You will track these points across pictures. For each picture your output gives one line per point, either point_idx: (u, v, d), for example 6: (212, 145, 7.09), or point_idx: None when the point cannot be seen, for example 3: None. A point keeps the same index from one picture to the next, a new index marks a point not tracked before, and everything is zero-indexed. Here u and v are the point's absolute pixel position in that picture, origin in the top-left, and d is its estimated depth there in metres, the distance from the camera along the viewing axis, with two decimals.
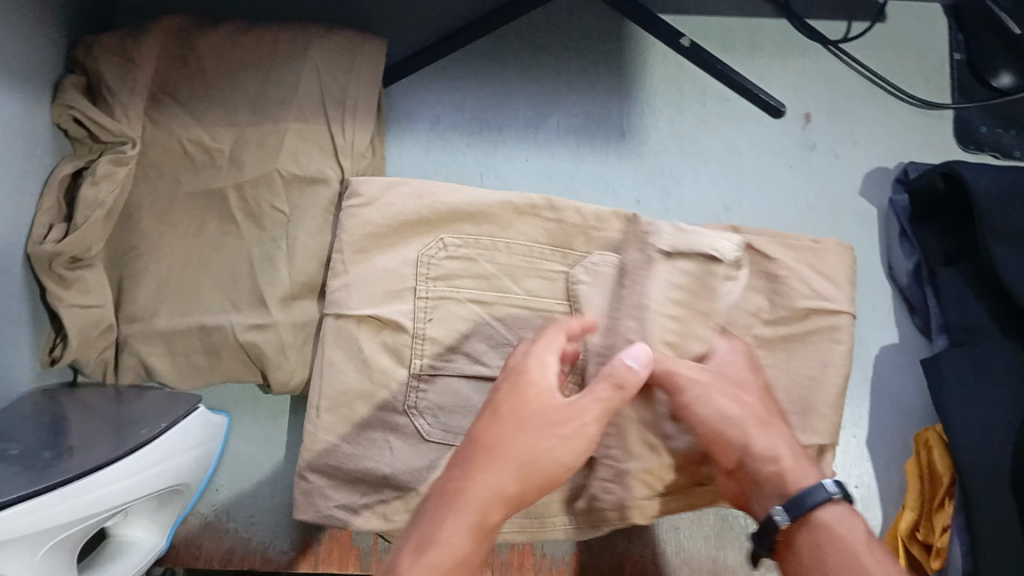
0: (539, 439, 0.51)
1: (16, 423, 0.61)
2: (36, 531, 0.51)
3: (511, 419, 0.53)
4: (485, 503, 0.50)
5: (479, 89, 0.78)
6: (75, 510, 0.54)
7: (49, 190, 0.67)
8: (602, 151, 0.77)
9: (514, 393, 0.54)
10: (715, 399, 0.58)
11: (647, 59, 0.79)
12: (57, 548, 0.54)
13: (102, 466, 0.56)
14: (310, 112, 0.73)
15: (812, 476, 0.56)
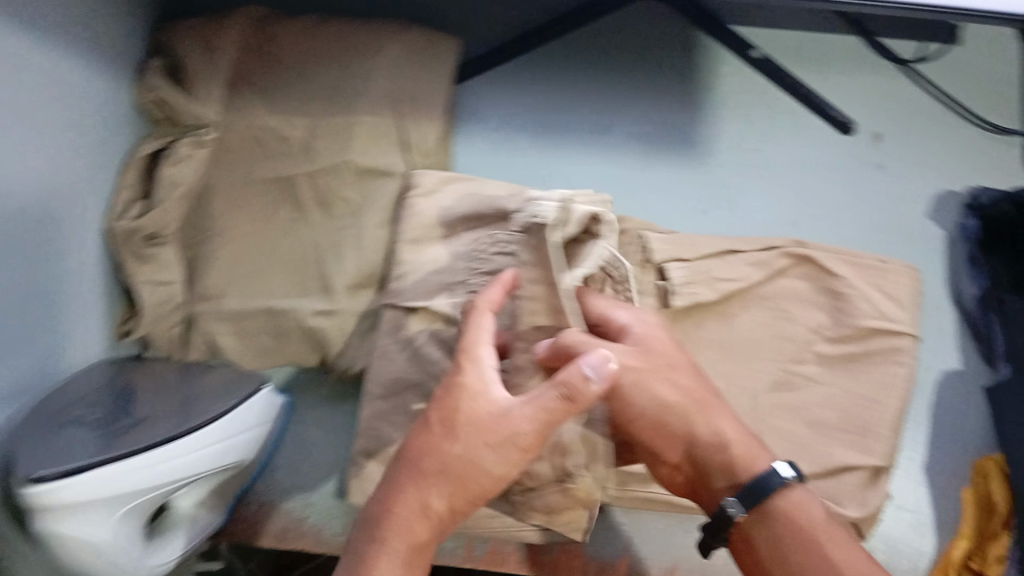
0: (459, 458, 0.51)
1: (90, 387, 0.63)
2: (103, 499, 0.54)
3: (436, 436, 0.52)
4: (410, 521, 0.51)
5: (551, 92, 0.79)
6: (142, 481, 0.56)
7: (131, 168, 0.69)
8: (668, 159, 0.77)
9: (443, 406, 0.52)
10: (652, 386, 0.57)
11: (719, 72, 0.80)
12: (128, 516, 0.56)
13: (171, 439, 0.58)
14: (378, 104, 0.72)
15: (763, 460, 0.56)
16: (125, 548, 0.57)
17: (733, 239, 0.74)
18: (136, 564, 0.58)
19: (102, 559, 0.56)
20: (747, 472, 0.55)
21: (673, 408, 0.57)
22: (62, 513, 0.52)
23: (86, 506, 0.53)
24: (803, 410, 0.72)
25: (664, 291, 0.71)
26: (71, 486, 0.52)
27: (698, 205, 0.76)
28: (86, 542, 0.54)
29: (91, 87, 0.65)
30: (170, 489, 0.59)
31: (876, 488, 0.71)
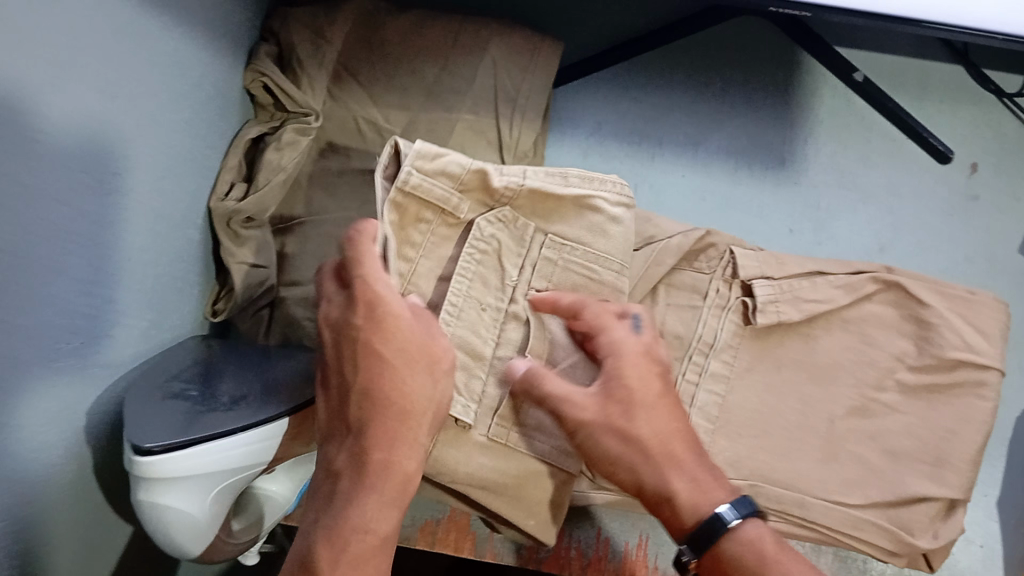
0: (433, 391, 0.53)
1: (176, 362, 0.61)
2: (197, 474, 0.51)
3: (401, 371, 0.52)
4: (411, 468, 0.52)
5: (649, 100, 0.80)
6: (239, 459, 0.54)
7: (234, 150, 0.69)
8: (762, 176, 0.79)
9: (385, 336, 0.52)
10: (603, 440, 0.56)
11: (818, 93, 0.80)
12: (220, 493, 0.54)
13: (256, 422, 0.54)
14: (482, 106, 0.75)
15: (712, 501, 0.55)
16: (212, 524, 0.55)
17: (821, 261, 0.75)
18: (216, 539, 0.57)
19: (189, 533, 0.54)
20: (696, 515, 0.55)
21: (634, 459, 0.56)
22: (165, 484, 0.50)
23: (188, 477, 0.51)
24: (881, 437, 0.72)
25: (748, 307, 0.72)
26: (178, 458, 0.50)
27: (785, 222, 0.78)
28: (179, 513, 0.52)
29: (209, 65, 0.66)
30: (260, 468, 0.57)
31: (950, 520, 0.70)
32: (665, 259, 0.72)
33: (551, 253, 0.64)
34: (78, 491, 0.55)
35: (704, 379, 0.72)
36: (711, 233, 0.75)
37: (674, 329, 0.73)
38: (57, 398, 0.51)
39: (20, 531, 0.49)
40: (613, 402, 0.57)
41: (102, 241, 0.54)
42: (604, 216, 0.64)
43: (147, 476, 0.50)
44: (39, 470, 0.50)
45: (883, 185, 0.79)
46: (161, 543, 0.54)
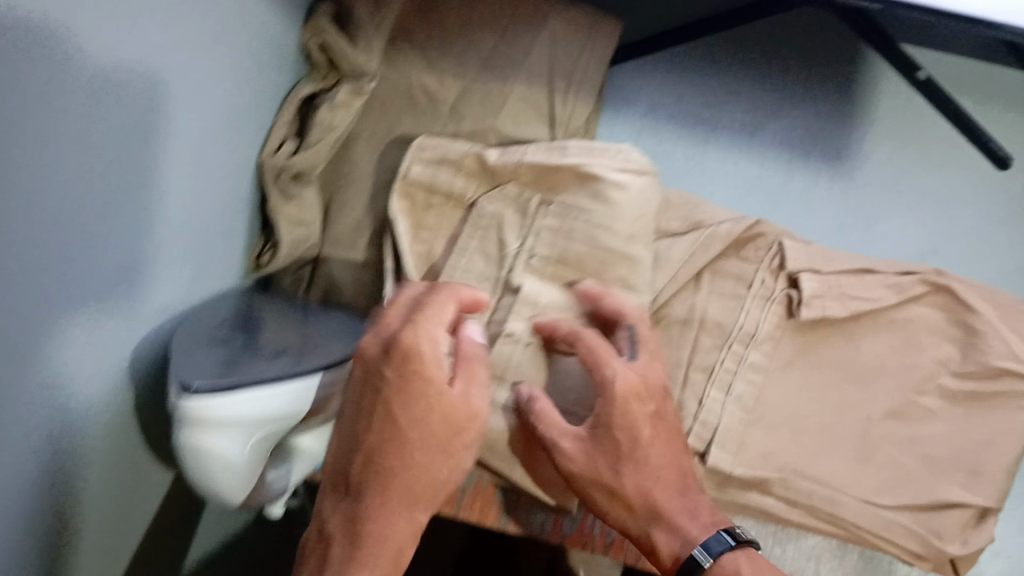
0: (442, 471, 0.54)
1: (217, 308, 0.61)
2: (235, 422, 0.51)
3: (416, 445, 0.53)
4: (404, 544, 0.54)
5: (707, 85, 0.80)
6: (283, 410, 0.54)
7: (288, 106, 0.69)
8: (816, 171, 0.79)
9: (415, 407, 0.53)
10: (594, 490, 0.59)
11: (878, 89, 0.79)
12: (257, 443, 0.54)
13: (295, 376, 0.54)
14: (537, 79, 0.74)
15: (699, 539, 0.57)
16: (250, 474, 0.55)
17: (871, 259, 0.75)
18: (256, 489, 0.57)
19: (229, 482, 0.54)
20: (672, 557, 0.58)
21: (621, 515, 0.59)
22: (209, 430, 0.51)
23: (232, 424, 0.51)
24: (917, 441, 0.71)
25: (793, 300, 0.72)
26: (223, 403, 0.50)
27: (834, 218, 0.79)
28: (221, 461, 0.52)
29: (272, 20, 0.66)
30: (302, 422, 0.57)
31: (980, 529, 0.70)
32: (712, 246, 0.72)
33: (554, 223, 0.68)
34: (119, 430, 0.55)
35: (742, 368, 0.71)
36: (761, 223, 0.75)
37: (716, 317, 0.73)
38: (108, 335, 0.51)
39: (63, 462, 0.49)
40: (599, 454, 0.59)
41: (162, 186, 0.54)
42: (606, 182, 0.67)
43: (192, 419, 0.50)
44: (87, 404, 0.50)
45: (937, 187, 0.78)
46: (200, 488, 0.55)
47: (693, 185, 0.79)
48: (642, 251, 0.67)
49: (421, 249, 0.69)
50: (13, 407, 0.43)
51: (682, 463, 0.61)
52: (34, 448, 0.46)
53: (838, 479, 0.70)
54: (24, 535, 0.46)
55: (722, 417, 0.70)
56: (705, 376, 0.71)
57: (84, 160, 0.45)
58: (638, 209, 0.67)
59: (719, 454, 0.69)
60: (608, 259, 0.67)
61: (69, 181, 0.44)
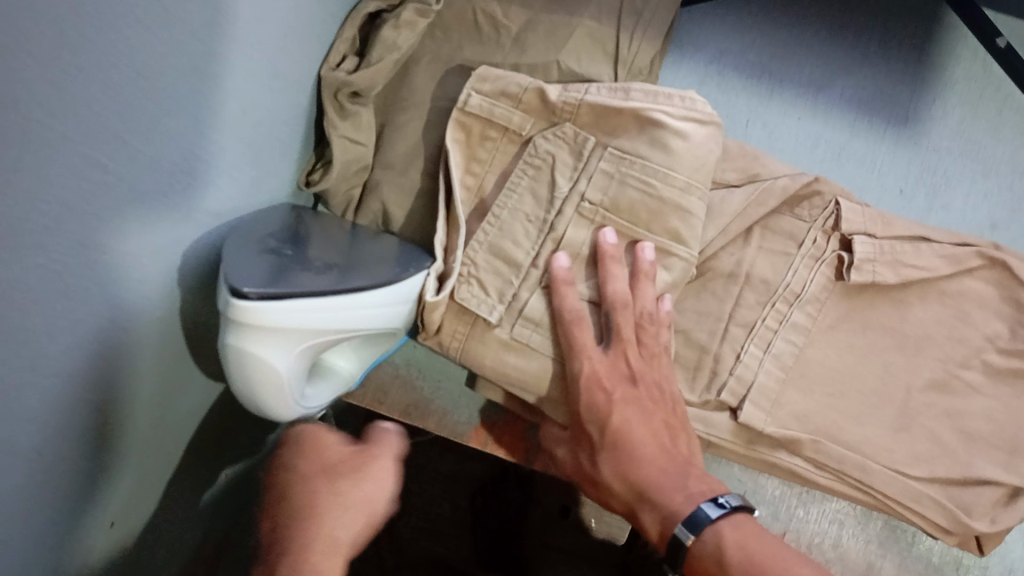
0: (350, 486, 0.58)
1: (266, 218, 0.61)
2: (282, 327, 0.51)
3: (317, 467, 0.59)
4: (330, 545, 0.53)
5: (775, 38, 0.80)
6: (331, 321, 0.54)
7: (352, 23, 0.68)
8: (881, 132, 0.78)
9: (303, 459, 0.60)
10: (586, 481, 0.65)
11: (955, 53, 0.79)
12: (298, 353, 0.55)
13: (343, 290, 0.54)
14: (605, 15, 0.74)
15: (682, 514, 0.58)
16: (287, 383, 0.55)
17: (928, 228, 0.73)
18: (299, 400, 0.58)
19: (273, 389, 0.55)
20: (660, 535, 0.59)
21: (616, 504, 0.63)
22: (255, 331, 0.51)
23: (283, 331, 0.51)
24: (956, 415, 0.70)
25: (843, 262, 0.70)
26: (272, 309, 0.50)
27: (897, 183, 0.77)
28: (268, 367, 0.53)
29: None
30: (345, 334, 0.57)
31: (1010, 508, 0.69)
32: (767, 201, 0.71)
33: (609, 166, 0.67)
34: (163, 334, 0.55)
35: (784, 327, 0.70)
36: (819, 181, 0.73)
37: (762, 274, 0.72)
38: (165, 231, 0.51)
39: (115, 355, 0.49)
40: (581, 446, 0.65)
41: (231, 85, 0.54)
42: (668, 129, 0.66)
43: (242, 323, 0.50)
44: (142, 299, 0.50)
45: (1005, 158, 0.77)
46: (244, 394, 0.55)
47: (754, 138, 0.77)
48: (695, 203, 0.66)
49: (470, 181, 0.69)
50: (77, 285, 0.43)
51: (662, 437, 0.63)
52: (91, 332, 0.46)
53: (871, 446, 0.69)
54: (76, 421, 0.47)
55: (757, 373, 0.69)
56: (745, 332, 0.70)
57: (167, 42, 0.44)
58: (698, 159, 0.66)
59: (752, 410, 0.68)
60: (661, 205, 0.66)
61: (151, 58, 0.43)
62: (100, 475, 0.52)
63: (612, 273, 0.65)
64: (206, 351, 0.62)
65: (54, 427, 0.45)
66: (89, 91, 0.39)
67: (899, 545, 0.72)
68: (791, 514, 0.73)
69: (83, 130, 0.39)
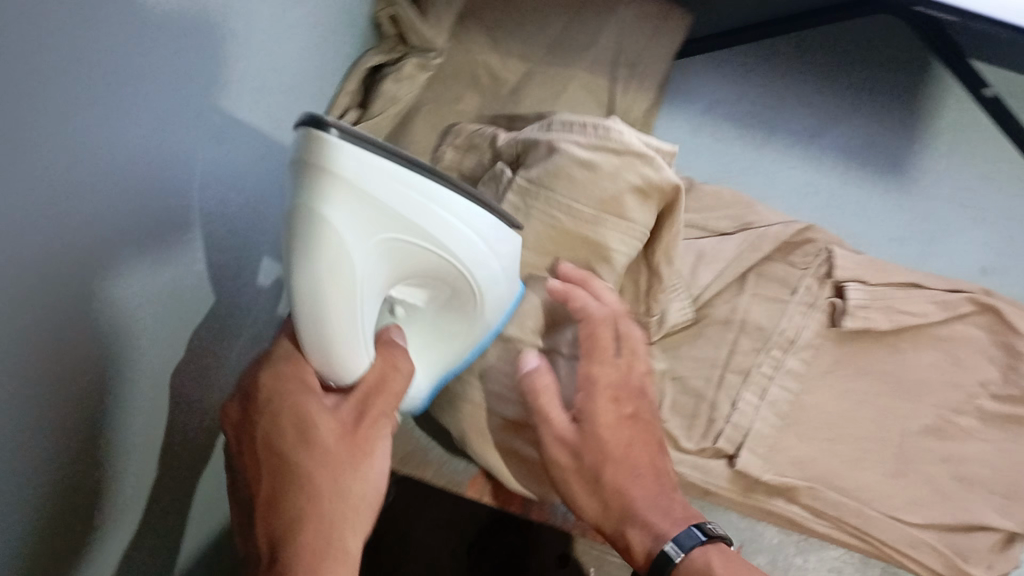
0: (353, 479, 0.50)
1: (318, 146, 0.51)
2: (373, 191, 0.41)
3: (308, 452, 0.49)
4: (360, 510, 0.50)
5: (769, 88, 0.81)
6: (421, 202, 0.43)
7: (354, 76, 0.69)
8: (873, 180, 0.79)
9: (294, 414, 0.49)
10: (568, 483, 0.58)
11: (943, 102, 0.81)
12: (382, 249, 0.44)
13: (454, 193, 0.45)
14: (600, 66, 0.76)
15: (668, 535, 0.55)
16: (355, 281, 0.44)
17: (919, 274, 0.74)
18: (357, 341, 0.48)
19: (333, 287, 0.44)
20: (646, 553, 0.56)
21: (588, 500, 0.58)
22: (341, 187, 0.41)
23: (354, 194, 0.41)
24: (953, 461, 0.70)
25: (837, 309, 0.72)
26: (360, 159, 0.40)
27: (891, 232, 0.78)
28: (334, 251, 0.43)
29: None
30: (430, 263, 0.47)
31: (1008, 554, 0.68)
32: (760, 246, 0.72)
33: (516, 198, 0.60)
34: (164, 389, 0.50)
35: (779, 374, 0.71)
36: (811, 229, 0.75)
37: (756, 320, 0.73)
38: (157, 271, 0.47)
39: (106, 407, 0.44)
40: (582, 455, 0.58)
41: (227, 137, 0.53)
42: (569, 159, 0.58)
43: (315, 166, 0.40)
44: (138, 355, 0.46)
45: (997, 208, 0.78)
46: (301, 282, 0.44)
47: (746, 187, 0.79)
48: (607, 234, 0.60)
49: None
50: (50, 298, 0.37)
51: (658, 460, 0.60)
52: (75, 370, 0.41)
53: (867, 493, 0.69)
54: (57, 436, 0.41)
55: (753, 421, 0.70)
56: (740, 378, 0.71)
57: (187, 76, 0.46)
58: (601, 191, 0.59)
59: (749, 457, 0.68)
60: (571, 236, 0.60)
61: (172, 84, 0.45)
62: (92, 515, 0.46)
63: (596, 288, 0.60)
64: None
65: (30, 426, 0.38)
66: (116, 135, 0.41)
67: None
68: (789, 563, 0.69)
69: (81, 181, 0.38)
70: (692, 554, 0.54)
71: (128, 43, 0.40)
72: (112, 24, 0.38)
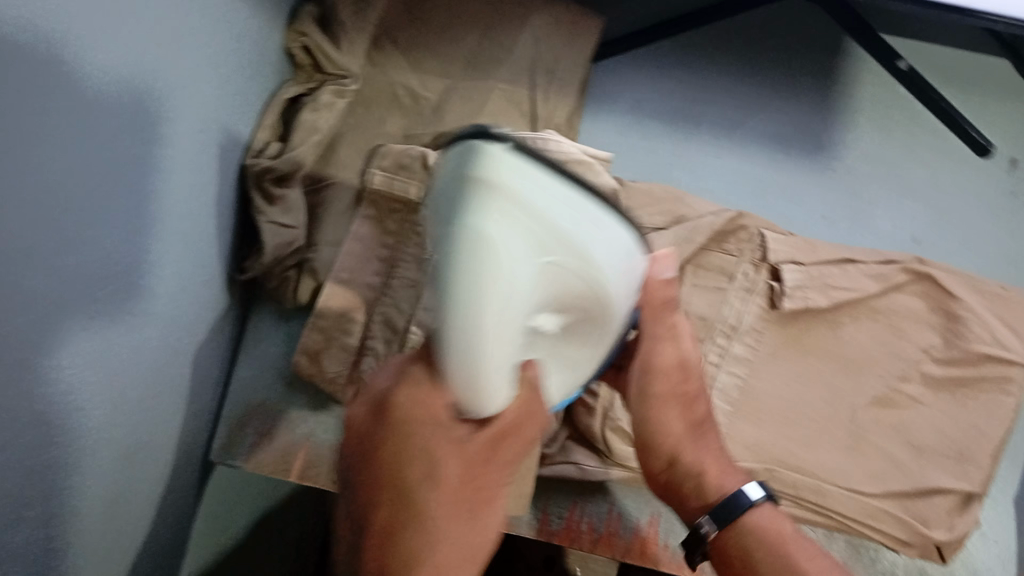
0: (471, 527, 0.45)
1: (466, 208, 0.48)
2: (539, 207, 0.39)
3: (428, 493, 0.43)
4: (461, 564, 0.44)
5: (688, 80, 0.82)
6: (577, 221, 0.42)
7: (271, 109, 0.69)
8: (798, 160, 0.80)
9: (414, 446, 0.43)
10: (663, 405, 0.58)
11: (860, 80, 0.83)
12: (541, 276, 0.42)
13: (602, 212, 0.44)
14: (518, 76, 0.76)
15: (732, 482, 0.58)
16: (510, 312, 0.41)
17: (854, 249, 0.75)
18: (498, 378, 0.43)
19: (488, 317, 0.40)
20: (719, 492, 0.57)
21: (675, 428, 0.58)
22: (508, 208, 0.38)
23: (518, 208, 0.38)
24: (904, 429, 0.72)
25: (775, 291, 0.73)
26: (523, 173, 0.39)
27: (821, 209, 0.79)
28: (499, 252, 0.39)
29: (262, 29, 0.66)
30: (574, 287, 0.44)
31: (966, 514, 0.69)
32: (694, 237, 0.72)
33: None
34: (104, 442, 0.51)
35: (726, 361, 0.72)
36: (743, 215, 0.75)
37: (698, 309, 0.73)
38: (101, 333, 0.49)
39: (80, 460, 0.49)
40: (683, 395, 0.58)
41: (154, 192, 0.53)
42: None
43: (482, 177, 0.38)
44: (102, 413, 0.51)
45: (921, 176, 0.80)
46: (456, 317, 0.40)
47: (678, 181, 0.79)
48: None
49: (384, 252, 0.70)
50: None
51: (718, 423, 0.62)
52: (27, 451, 0.43)
53: (824, 470, 0.70)
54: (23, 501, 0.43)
55: None
56: None
57: (132, 154, 0.49)
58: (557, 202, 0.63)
59: None
60: None
61: (135, 167, 0.50)
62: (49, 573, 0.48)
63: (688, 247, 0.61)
64: (163, 458, 0.61)
65: None
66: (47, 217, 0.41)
67: (863, 560, 0.70)
68: None
69: (26, 270, 0.40)
70: (759, 509, 0.56)
71: (52, 123, 0.41)
72: (52, 115, 0.41)
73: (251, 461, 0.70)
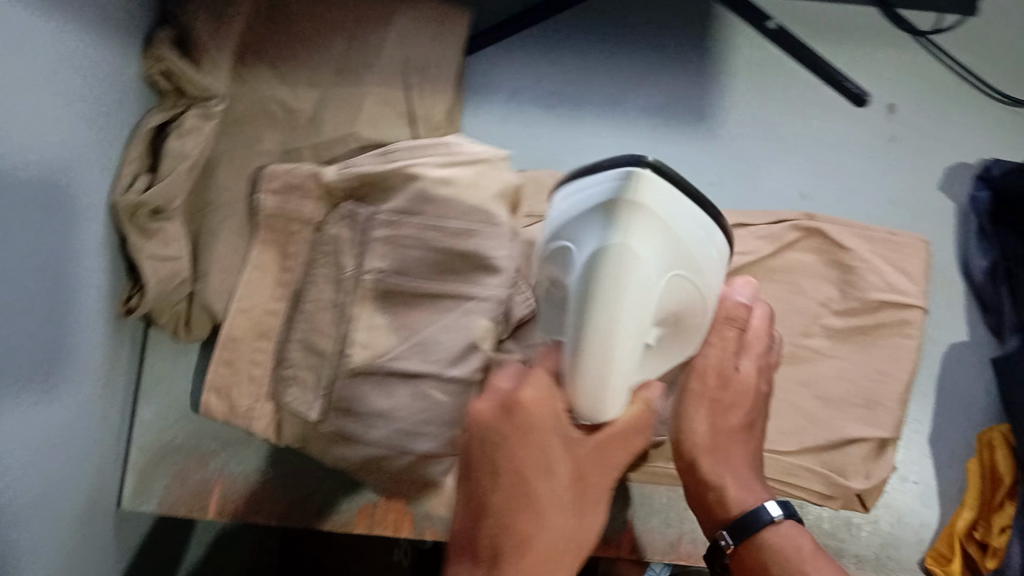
0: (576, 524, 0.50)
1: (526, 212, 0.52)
2: (665, 217, 0.46)
3: (541, 485, 0.48)
4: (563, 555, 0.49)
5: (565, 63, 0.82)
6: (696, 235, 0.48)
7: (134, 141, 0.67)
8: (681, 130, 0.81)
9: (533, 439, 0.48)
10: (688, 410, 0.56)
11: (734, 45, 0.83)
12: (668, 287, 0.48)
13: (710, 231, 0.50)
14: (390, 79, 0.75)
15: (754, 495, 0.55)
16: (645, 315, 0.46)
17: (744, 212, 0.76)
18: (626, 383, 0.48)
19: (628, 319, 0.45)
20: (739, 507, 0.55)
21: (701, 430, 0.56)
22: (644, 218, 0.45)
23: (654, 220, 0.45)
24: (811, 383, 0.72)
25: None
26: (659, 190, 0.46)
27: (709, 176, 0.79)
28: (640, 274, 0.45)
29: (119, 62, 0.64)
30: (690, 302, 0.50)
31: (881, 461, 0.70)
32: None
33: (385, 234, 0.67)
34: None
35: None
36: None
37: None
38: None
39: None
40: (706, 396, 0.56)
41: (22, 252, 0.51)
42: (429, 180, 0.66)
43: (632, 196, 0.45)
44: (6, 475, 0.51)
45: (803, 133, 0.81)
46: (602, 317, 0.45)
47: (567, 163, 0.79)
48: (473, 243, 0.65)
49: (282, 274, 0.71)
50: None
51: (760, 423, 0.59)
52: None
53: None
54: None
55: None
56: None
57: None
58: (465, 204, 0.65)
59: None
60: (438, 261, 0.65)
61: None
62: None
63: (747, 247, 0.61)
64: (67, 515, 0.60)
65: None
66: None
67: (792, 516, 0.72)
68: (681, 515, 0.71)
69: None
70: (782, 524, 0.54)
71: None
72: None
73: (165, 502, 0.70)
